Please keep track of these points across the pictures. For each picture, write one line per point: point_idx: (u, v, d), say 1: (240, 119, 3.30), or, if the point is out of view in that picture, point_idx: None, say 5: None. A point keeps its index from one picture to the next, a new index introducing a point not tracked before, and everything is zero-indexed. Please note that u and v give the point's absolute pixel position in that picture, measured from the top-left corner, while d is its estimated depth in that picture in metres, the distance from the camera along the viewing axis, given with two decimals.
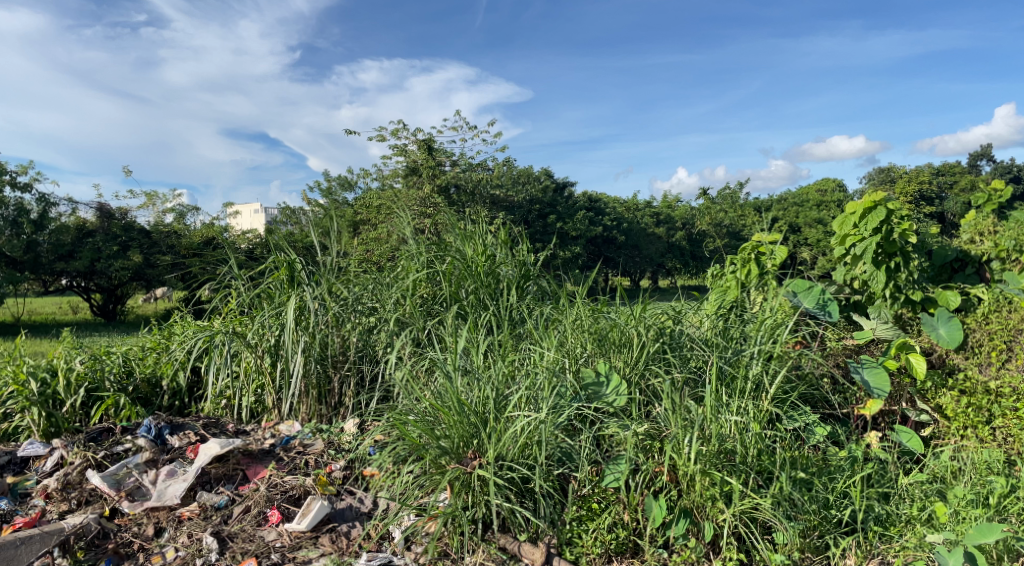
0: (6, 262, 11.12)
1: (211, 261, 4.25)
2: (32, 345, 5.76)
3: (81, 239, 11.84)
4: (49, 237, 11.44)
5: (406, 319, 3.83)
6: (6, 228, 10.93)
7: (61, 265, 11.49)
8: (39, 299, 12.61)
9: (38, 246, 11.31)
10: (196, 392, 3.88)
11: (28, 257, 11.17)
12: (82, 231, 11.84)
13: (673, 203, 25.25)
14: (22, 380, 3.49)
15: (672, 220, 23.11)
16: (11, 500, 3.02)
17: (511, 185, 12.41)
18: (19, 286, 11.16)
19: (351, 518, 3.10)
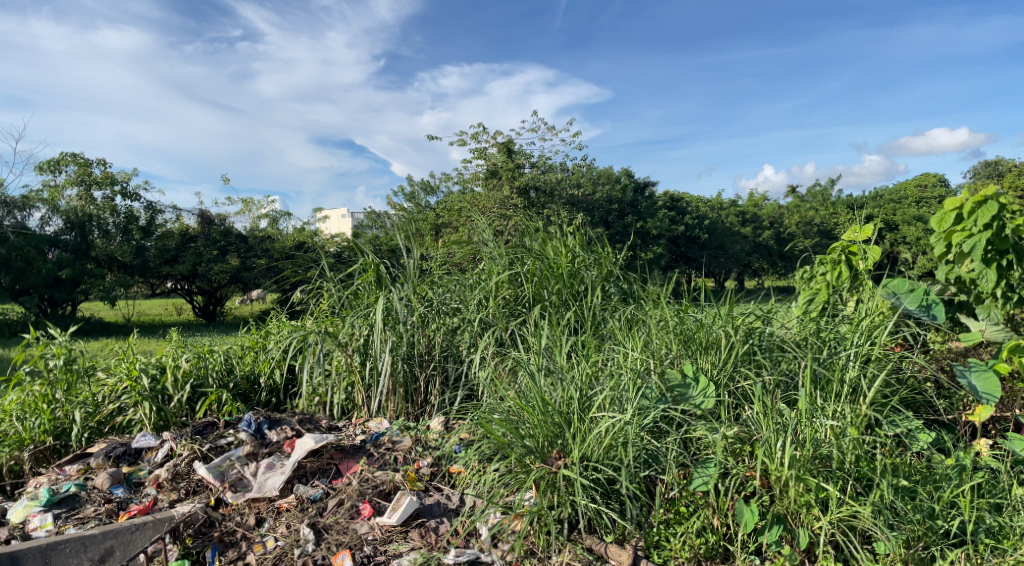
0: (119, 267, 11.92)
1: (303, 264, 4.43)
2: (149, 343, 6.13)
3: (185, 244, 12.50)
4: (156, 243, 12.17)
5: (490, 320, 3.88)
6: (118, 235, 11.72)
7: (166, 268, 12.21)
8: (148, 301, 13.40)
9: (146, 251, 12.06)
10: (291, 390, 4.06)
11: (138, 261, 11.92)
12: (185, 236, 12.53)
13: (759, 202, 24.60)
14: (135, 375, 3.73)
15: (758, 219, 22.52)
16: (127, 489, 3.23)
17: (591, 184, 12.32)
18: (130, 289, 11.94)
19: (439, 514, 3.16)
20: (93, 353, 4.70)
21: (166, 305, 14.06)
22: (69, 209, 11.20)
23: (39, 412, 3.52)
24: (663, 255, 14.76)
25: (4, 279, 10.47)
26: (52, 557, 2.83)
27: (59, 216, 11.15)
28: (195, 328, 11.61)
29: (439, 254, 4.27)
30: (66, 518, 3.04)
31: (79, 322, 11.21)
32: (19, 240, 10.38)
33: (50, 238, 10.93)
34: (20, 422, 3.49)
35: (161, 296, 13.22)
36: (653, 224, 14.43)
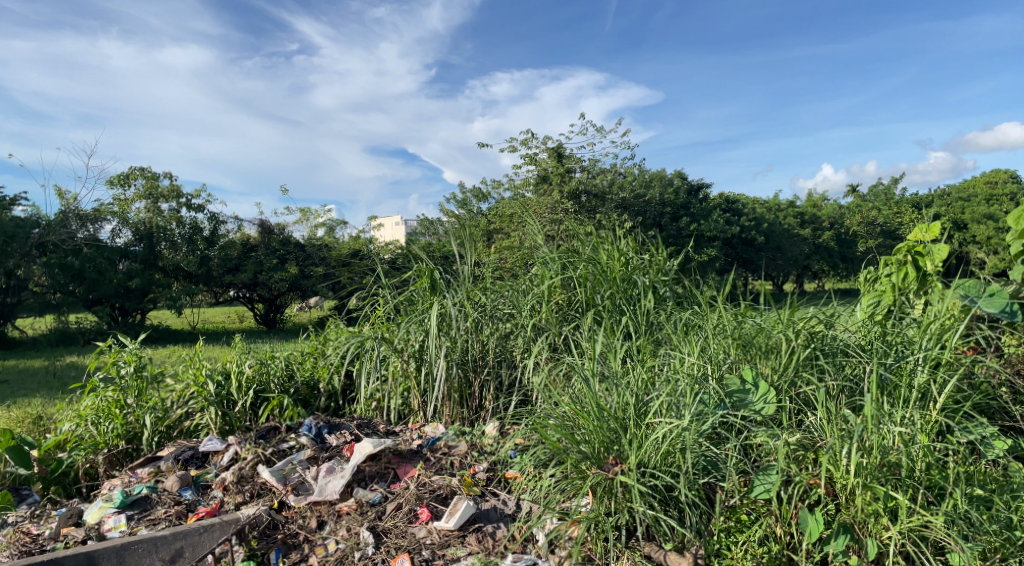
0: (184, 276, 12.37)
1: (359, 271, 4.52)
2: (218, 349, 6.34)
3: (246, 254, 12.88)
4: (219, 252, 12.58)
5: (543, 325, 3.88)
6: (184, 245, 12.17)
7: (229, 277, 12.60)
8: (213, 308, 13.85)
9: (210, 261, 12.48)
10: (349, 395, 4.13)
11: (202, 271, 12.35)
12: (246, 246, 12.91)
13: (818, 203, 24.02)
14: (201, 382, 3.88)
15: (818, 220, 21.96)
16: (195, 492, 3.34)
17: (643, 187, 12.20)
18: (195, 297, 12.37)
19: (496, 519, 3.17)
20: (163, 359, 4.89)
21: (229, 311, 14.50)
22: (137, 221, 11.71)
23: (112, 417, 3.68)
24: (717, 258, 14.51)
25: (79, 289, 11.06)
26: (125, 557, 2.94)
27: (129, 228, 11.66)
28: (257, 335, 11.94)
29: (492, 260, 4.30)
30: (138, 519, 3.15)
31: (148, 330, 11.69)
32: (91, 252, 11.08)
33: (120, 249, 11.56)
34: (94, 426, 3.65)
35: (224, 304, 13.64)
36: (707, 226, 14.20)
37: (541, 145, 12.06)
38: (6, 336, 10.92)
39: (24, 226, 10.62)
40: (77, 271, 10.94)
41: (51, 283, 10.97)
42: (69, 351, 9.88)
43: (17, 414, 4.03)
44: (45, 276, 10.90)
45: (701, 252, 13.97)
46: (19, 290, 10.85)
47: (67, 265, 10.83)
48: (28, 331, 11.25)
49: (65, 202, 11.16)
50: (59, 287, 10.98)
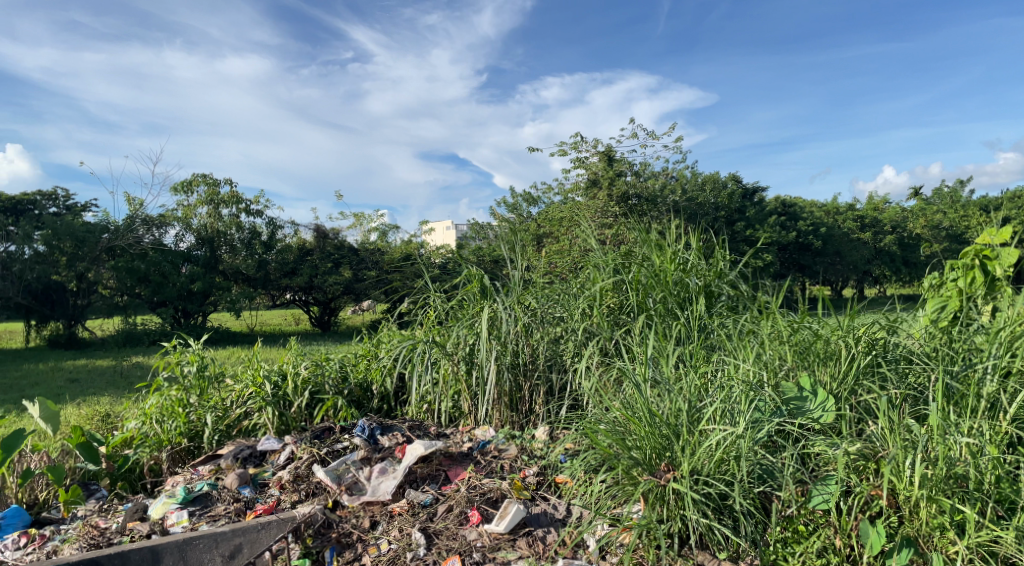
0: (244, 280, 12.74)
1: (411, 275, 4.58)
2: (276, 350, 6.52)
3: (302, 258, 13.22)
4: (276, 256, 12.92)
5: (594, 329, 3.86)
6: (243, 250, 12.53)
7: (285, 281, 12.92)
8: (270, 311, 14.20)
9: (268, 265, 12.83)
10: (401, 397, 4.18)
11: (261, 274, 12.70)
12: (302, 250, 13.23)
13: (880, 205, 23.32)
14: (259, 382, 3.99)
15: (879, 224, 21.36)
16: (253, 489, 3.42)
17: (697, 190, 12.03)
18: (254, 300, 12.71)
19: (546, 523, 3.17)
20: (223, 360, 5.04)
21: (285, 314, 14.84)
22: (199, 226, 12.13)
23: (175, 415, 3.81)
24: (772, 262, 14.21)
25: (145, 292, 11.56)
26: (188, 552, 3.03)
27: (191, 233, 12.11)
28: (311, 338, 12.19)
29: (542, 264, 4.30)
30: (200, 515, 3.25)
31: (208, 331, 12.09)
32: (155, 256, 11.51)
33: (183, 253, 11.93)
34: (159, 425, 3.77)
35: (281, 307, 13.97)
36: (761, 230, 13.94)
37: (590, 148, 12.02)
38: (77, 336, 11.47)
39: (94, 231, 11.15)
40: (142, 275, 11.42)
41: (118, 286, 11.50)
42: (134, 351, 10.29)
43: (87, 412, 4.20)
44: (113, 279, 11.45)
45: (756, 257, 13.70)
46: (89, 293, 11.54)
47: (134, 269, 11.35)
48: (97, 332, 11.78)
49: (132, 208, 11.65)
50: (126, 290, 11.58)
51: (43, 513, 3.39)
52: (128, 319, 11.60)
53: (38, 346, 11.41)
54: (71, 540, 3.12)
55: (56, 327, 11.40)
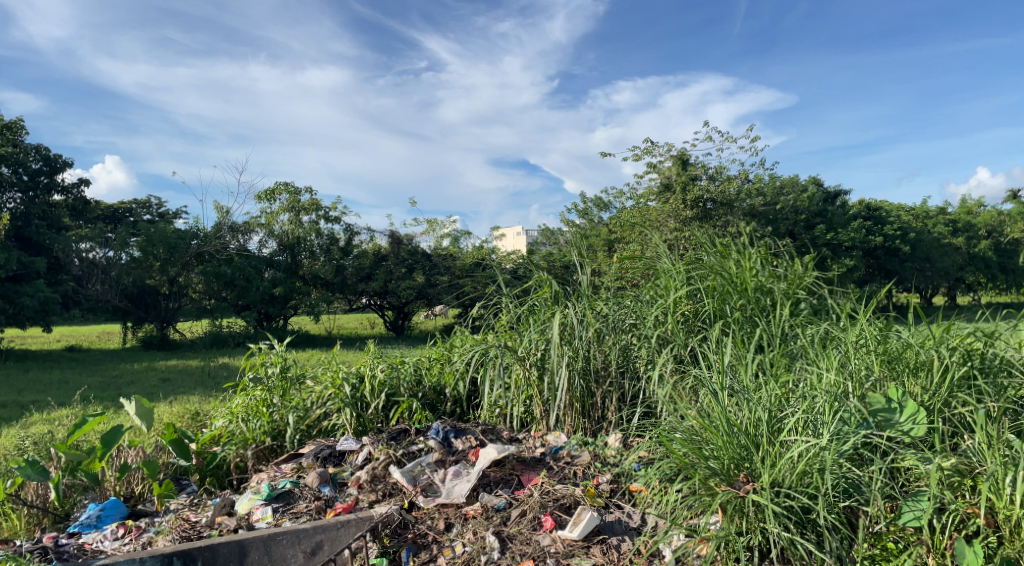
0: (322, 284, 13.12)
1: (483, 280, 4.63)
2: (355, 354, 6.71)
3: (378, 263, 13.43)
4: (353, 261, 13.26)
5: (668, 336, 3.81)
6: (321, 255, 12.93)
7: (362, 285, 13.23)
8: (346, 315, 14.55)
9: (345, 270, 13.16)
10: (474, 401, 4.23)
11: (338, 279, 13.04)
12: (378, 256, 13.49)
13: (973, 209, 22.21)
14: (338, 384, 4.11)
15: (971, 228, 20.37)
16: (333, 488, 3.52)
17: (776, 193, 11.71)
18: (331, 304, 13.08)
19: (621, 532, 3.14)
20: (305, 363, 5.20)
21: (360, 318, 15.15)
22: (281, 232, 12.59)
23: (259, 415, 3.96)
24: (855, 268, 13.61)
25: (230, 295, 12.14)
26: (272, 547, 3.13)
27: (274, 239, 12.59)
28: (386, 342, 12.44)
29: (613, 270, 4.27)
30: (283, 512, 3.35)
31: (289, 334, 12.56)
32: (240, 261, 12.10)
33: (266, 259, 12.45)
34: (245, 423, 3.94)
35: (357, 311, 14.29)
36: (844, 234, 13.37)
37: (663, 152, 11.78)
38: (168, 338, 12.09)
39: (185, 238, 11.78)
40: (228, 279, 11.96)
41: (206, 290, 12.09)
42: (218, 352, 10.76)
43: (178, 410, 4.42)
44: (202, 284, 12.06)
45: (839, 261, 13.12)
46: (180, 297, 12.20)
47: (221, 273, 11.90)
48: (186, 334, 12.39)
49: (220, 216, 12.19)
50: (213, 294, 12.17)
51: (139, 505, 3.56)
52: (216, 322, 12.17)
53: (134, 346, 12.08)
54: (165, 532, 3.25)
55: (150, 328, 12.15)
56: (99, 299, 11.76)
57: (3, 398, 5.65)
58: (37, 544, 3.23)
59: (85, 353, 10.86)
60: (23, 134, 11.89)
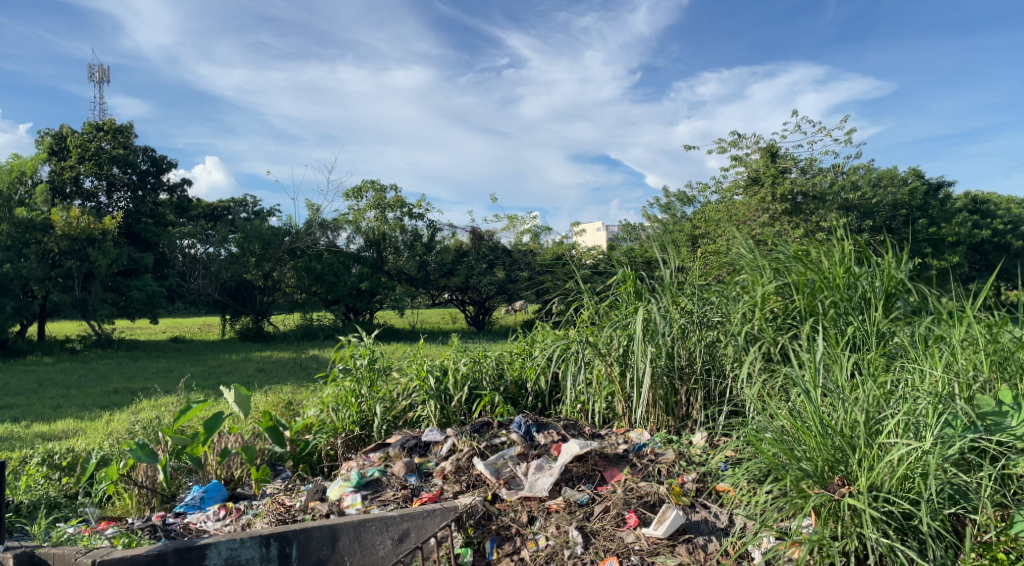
0: (406, 279, 13.41)
1: (564, 275, 4.64)
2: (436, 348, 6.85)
3: (459, 258, 13.64)
4: (436, 257, 13.48)
5: (756, 333, 3.70)
6: (405, 251, 13.25)
7: (444, 281, 13.43)
8: (428, 310, 14.81)
9: (428, 266, 13.40)
10: (555, 396, 4.25)
11: (421, 274, 13.30)
12: (459, 251, 13.66)
13: None
14: (423, 376, 4.21)
15: None
16: (418, 478, 3.61)
17: (873, 186, 11.18)
18: (415, 299, 13.35)
19: (707, 532, 3.08)
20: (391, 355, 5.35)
21: (442, 313, 15.35)
22: (368, 229, 13.01)
23: (349, 405, 4.10)
24: (959, 265, 12.93)
25: (321, 290, 12.68)
26: (362, 533, 3.21)
27: (361, 236, 13.06)
28: (469, 337, 12.58)
29: (697, 266, 4.19)
30: (371, 499, 3.44)
31: (376, 327, 12.99)
32: (330, 257, 12.60)
33: (354, 254, 12.95)
34: (335, 413, 4.09)
35: (439, 305, 14.51)
36: (947, 229, 12.67)
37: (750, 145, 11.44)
38: (263, 330, 12.69)
39: (278, 234, 12.35)
40: (319, 274, 12.56)
41: (298, 285, 12.65)
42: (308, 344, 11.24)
43: (273, 398, 4.63)
44: (294, 279, 12.60)
45: (941, 257, 12.44)
46: (274, 291, 12.74)
47: (311, 269, 12.52)
48: (280, 327, 12.97)
49: (311, 213, 12.66)
50: (305, 289, 12.73)
51: (238, 488, 3.75)
52: (307, 315, 12.80)
53: (232, 338, 12.71)
54: (262, 515, 3.40)
55: (246, 321, 12.69)
56: (200, 293, 12.45)
57: (117, 385, 6.06)
58: (148, 522, 3.44)
59: (188, 343, 11.53)
60: (132, 137, 12.68)
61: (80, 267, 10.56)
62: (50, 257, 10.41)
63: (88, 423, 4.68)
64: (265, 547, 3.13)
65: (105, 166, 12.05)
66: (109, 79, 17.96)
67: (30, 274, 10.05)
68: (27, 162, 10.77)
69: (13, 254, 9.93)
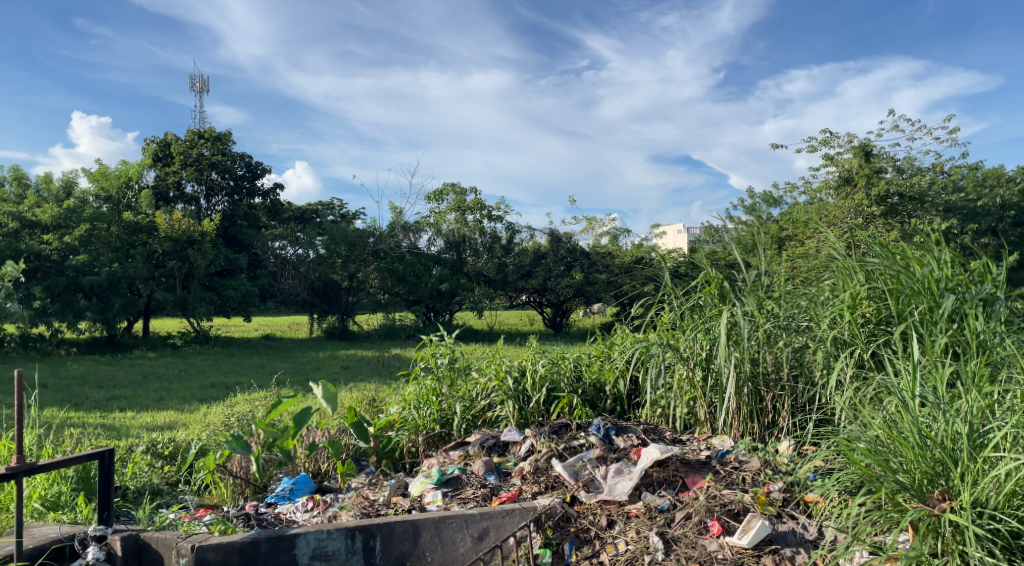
0: (485, 281, 13.52)
1: (644, 277, 4.59)
2: (517, 349, 6.88)
3: (537, 260, 13.65)
4: (514, 259, 13.55)
5: (847, 339, 3.55)
6: (485, 253, 13.45)
7: (522, 283, 13.46)
8: (506, 312, 14.89)
9: (506, 267, 13.48)
10: (634, 400, 4.21)
11: (499, 276, 13.39)
12: (537, 253, 13.67)
13: None
14: (502, 377, 4.26)
15: None
16: (497, 477, 3.64)
17: (978, 186, 10.50)
18: (493, 300, 13.44)
19: (795, 543, 2.97)
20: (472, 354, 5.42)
21: (519, 314, 15.40)
22: (448, 232, 13.31)
23: (430, 403, 4.19)
24: None
25: (403, 291, 13.04)
26: (443, 530, 3.26)
27: (441, 238, 13.37)
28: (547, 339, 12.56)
29: (783, 269, 4.06)
30: (451, 497, 3.49)
31: (456, 328, 13.23)
32: (411, 259, 12.95)
33: (434, 256, 13.26)
34: (416, 410, 4.18)
35: (517, 307, 14.55)
36: None
37: (843, 144, 10.97)
38: (348, 329, 13.11)
39: (363, 237, 12.85)
40: (401, 275, 12.93)
41: (382, 286, 13.04)
42: (390, 344, 11.54)
43: (358, 395, 4.78)
44: (378, 280, 13.02)
45: None
46: (359, 291, 13.15)
47: (394, 270, 12.89)
48: (363, 326, 13.37)
49: (394, 215, 13.02)
50: (388, 290, 13.12)
51: (324, 482, 3.90)
52: (389, 315, 13.14)
53: (318, 336, 13.19)
54: (347, 508, 3.51)
55: (332, 320, 13.14)
56: (290, 293, 12.99)
57: (214, 379, 6.38)
58: (241, 511, 3.60)
59: (279, 341, 12.05)
60: (230, 144, 13.31)
61: (181, 267, 11.29)
62: (154, 258, 11.18)
63: (188, 415, 4.94)
64: (350, 539, 3.23)
65: (205, 172, 12.66)
66: (208, 89, 18.90)
67: (137, 273, 10.73)
68: (134, 168, 11.39)
69: (122, 255, 10.66)
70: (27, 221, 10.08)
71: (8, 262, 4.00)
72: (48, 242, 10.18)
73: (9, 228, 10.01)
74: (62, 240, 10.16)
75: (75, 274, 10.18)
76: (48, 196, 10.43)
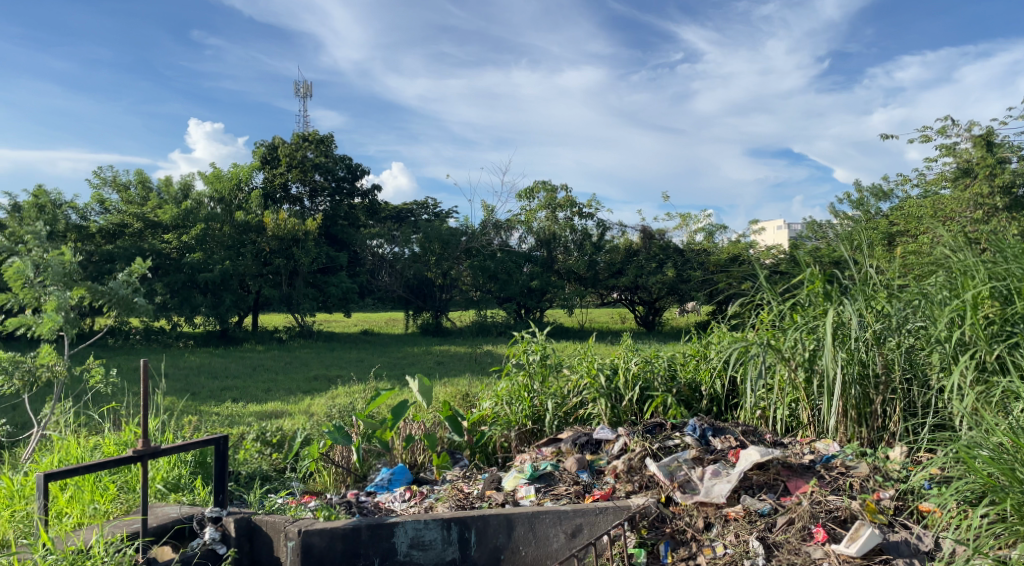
0: (575, 279, 13.50)
1: (741, 275, 4.46)
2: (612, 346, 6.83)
3: (628, 258, 13.50)
4: (605, 257, 13.46)
5: (967, 340, 3.33)
6: (575, 250, 13.47)
7: (612, 280, 13.35)
8: (597, 310, 14.79)
9: (597, 265, 13.43)
10: (732, 400, 4.11)
11: (590, 273, 13.35)
12: (629, 251, 13.51)
13: None
14: (594, 374, 4.26)
15: None
16: (590, 474, 3.63)
17: None
18: (584, 298, 13.40)
19: (908, 554, 2.80)
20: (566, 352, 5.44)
21: (611, 313, 15.24)
22: (539, 229, 13.42)
23: (522, 400, 4.25)
24: None
25: (494, 288, 13.18)
26: (536, 524, 3.27)
27: (532, 235, 13.49)
28: (640, 337, 12.39)
29: (894, 266, 3.85)
30: (545, 492, 3.50)
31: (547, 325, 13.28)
32: (502, 257, 13.09)
33: (525, 254, 13.37)
34: (509, 406, 4.24)
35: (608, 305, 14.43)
36: None
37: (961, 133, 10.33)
38: (442, 326, 13.39)
39: (456, 234, 13.06)
40: (492, 273, 13.07)
41: (474, 283, 13.23)
42: (483, 340, 11.71)
43: (452, 390, 4.88)
44: (470, 277, 13.21)
45: None
46: (451, 289, 13.39)
47: (485, 267, 13.07)
48: (456, 323, 13.60)
49: (486, 213, 13.21)
50: (479, 287, 13.30)
51: (420, 473, 4.01)
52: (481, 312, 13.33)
53: (413, 332, 13.55)
54: (443, 500, 3.59)
55: (427, 316, 13.44)
56: (386, 289, 13.40)
57: (317, 372, 6.69)
58: (343, 498, 3.75)
59: (377, 336, 12.46)
60: (331, 146, 13.90)
61: (286, 265, 11.77)
62: (263, 256, 11.75)
63: (293, 405, 5.20)
64: (446, 530, 3.30)
65: (307, 173, 13.23)
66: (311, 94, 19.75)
67: (246, 270, 11.37)
68: (244, 170, 11.94)
69: (233, 253, 11.32)
70: (151, 221, 11.03)
71: (136, 260, 4.35)
72: (168, 240, 10.99)
73: (135, 228, 11.00)
74: (181, 239, 10.92)
75: (191, 272, 10.91)
76: (167, 199, 11.45)
